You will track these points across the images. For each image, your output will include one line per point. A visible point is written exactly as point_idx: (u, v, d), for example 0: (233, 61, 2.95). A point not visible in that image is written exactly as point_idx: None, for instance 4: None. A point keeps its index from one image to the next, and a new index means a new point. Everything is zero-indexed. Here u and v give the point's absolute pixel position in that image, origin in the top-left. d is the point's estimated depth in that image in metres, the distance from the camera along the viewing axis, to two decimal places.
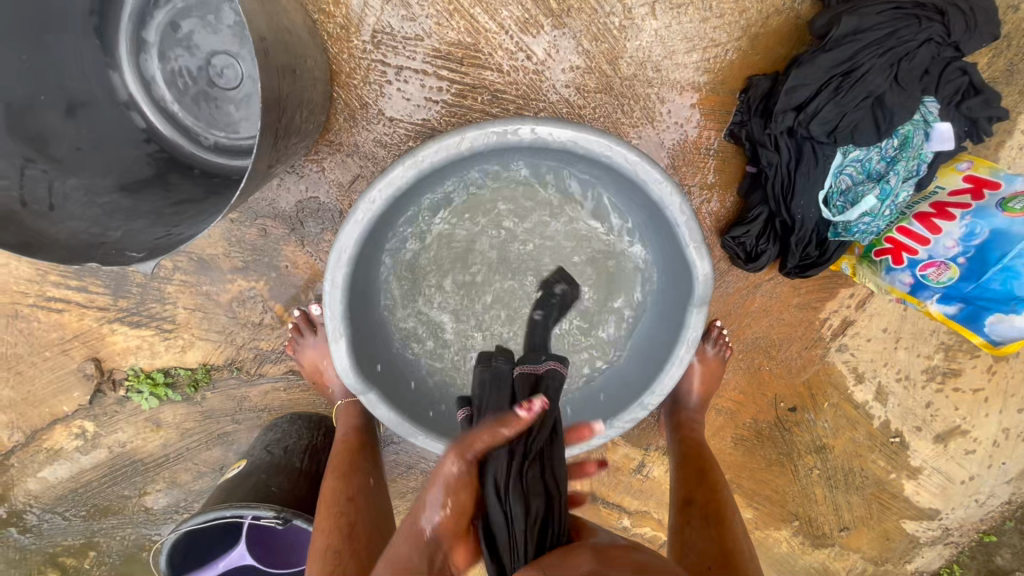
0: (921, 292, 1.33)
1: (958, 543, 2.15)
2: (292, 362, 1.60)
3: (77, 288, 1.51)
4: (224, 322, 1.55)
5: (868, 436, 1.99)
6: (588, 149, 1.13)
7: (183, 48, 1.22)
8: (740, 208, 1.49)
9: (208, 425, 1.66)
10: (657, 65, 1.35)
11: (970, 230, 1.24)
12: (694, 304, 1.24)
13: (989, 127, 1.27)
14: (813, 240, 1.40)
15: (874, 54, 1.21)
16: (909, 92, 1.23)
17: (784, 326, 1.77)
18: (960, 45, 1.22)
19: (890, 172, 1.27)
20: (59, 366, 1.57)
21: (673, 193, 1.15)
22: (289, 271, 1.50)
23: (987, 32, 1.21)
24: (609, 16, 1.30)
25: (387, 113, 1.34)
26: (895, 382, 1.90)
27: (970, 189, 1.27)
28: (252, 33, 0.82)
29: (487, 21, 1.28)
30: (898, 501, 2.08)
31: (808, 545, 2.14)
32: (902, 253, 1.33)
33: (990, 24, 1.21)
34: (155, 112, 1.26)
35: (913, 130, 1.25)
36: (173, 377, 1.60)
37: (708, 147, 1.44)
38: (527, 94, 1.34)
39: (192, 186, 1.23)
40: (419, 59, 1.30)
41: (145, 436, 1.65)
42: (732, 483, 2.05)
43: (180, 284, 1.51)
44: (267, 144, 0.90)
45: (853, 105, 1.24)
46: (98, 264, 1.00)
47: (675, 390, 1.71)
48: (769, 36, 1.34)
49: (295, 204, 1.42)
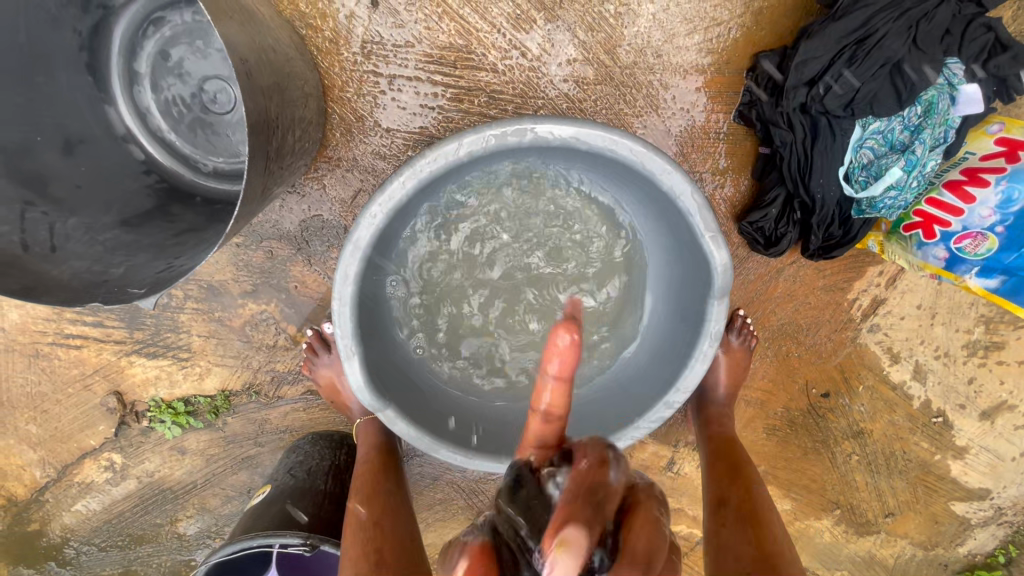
0: (958, 267, 1.25)
1: (1013, 523, 2.04)
2: (309, 382, 1.59)
3: (94, 323, 1.52)
4: (238, 347, 1.55)
5: (908, 417, 1.91)
6: (591, 144, 1.08)
7: (175, 77, 1.22)
8: (755, 191, 1.43)
9: (232, 449, 1.66)
10: (657, 50, 1.30)
11: (1007, 196, 1.15)
12: (714, 295, 1.19)
13: (1020, 84, 1.16)
14: (836, 219, 1.34)
15: (889, 18, 1.15)
16: (931, 54, 1.15)
17: (810, 309, 1.69)
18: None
19: (915, 142, 1.19)
20: (83, 402, 1.58)
21: (684, 183, 1.10)
22: (299, 291, 1.49)
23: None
24: (603, 4, 1.25)
25: (383, 124, 1.31)
26: (933, 359, 1.81)
27: (1004, 154, 1.18)
28: (232, 56, 0.80)
29: (478, 21, 1.24)
30: (945, 483, 1.99)
31: (852, 533, 2.06)
32: (933, 226, 1.26)
33: None
34: (153, 143, 1.25)
35: (938, 94, 1.17)
36: (194, 405, 1.60)
37: (716, 131, 1.38)
38: (525, 92, 1.30)
39: (194, 216, 1.22)
40: (411, 66, 1.26)
41: (172, 465, 1.66)
42: (768, 474, 1.98)
43: (193, 312, 1.51)
44: (258, 167, 0.88)
45: (870, 74, 1.17)
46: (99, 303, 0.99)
47: (701, 384, 1.65)
48: (774, 9, 1.28)
49: (298, 223, 1.41)
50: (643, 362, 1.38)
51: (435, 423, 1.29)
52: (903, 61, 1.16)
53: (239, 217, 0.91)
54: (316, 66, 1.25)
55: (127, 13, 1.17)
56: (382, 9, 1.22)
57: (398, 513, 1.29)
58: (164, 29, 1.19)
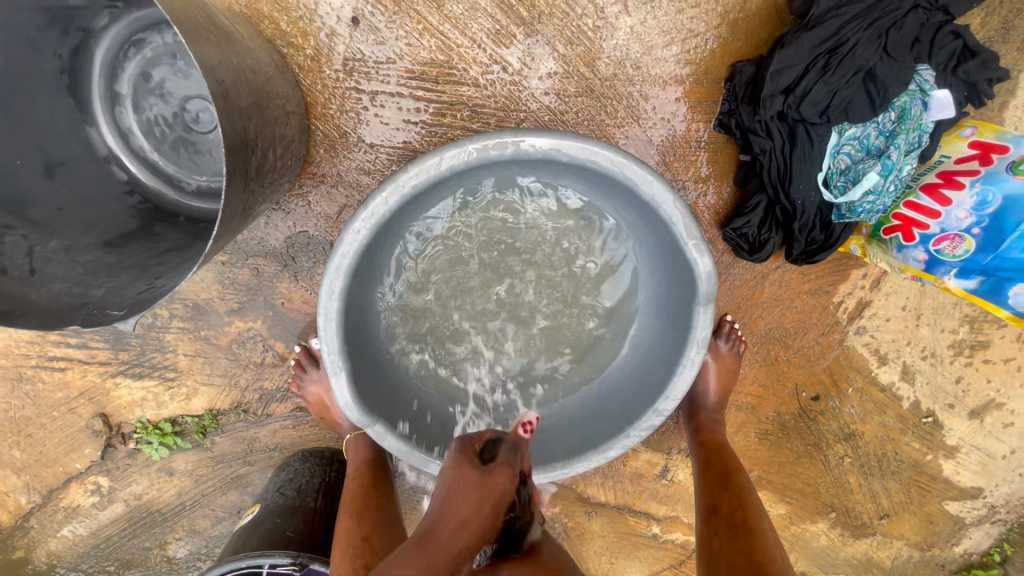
0: (937, 269, 1.27)
1: (1006, 521, 2.05)
2: (299, 399, 1.58)
3: (78, 345, 1.51)
4: (226, 365, 1.54)
5: (898, 418, 1.92)
6: (572, 155, 1.09)
7: (157, 97, 1.22)
8: (737, 198, 1.44)
9: (221, 469, 1.64)
10: (636, 62, 1.32)
11: (982, 198, 1.18)
12: (699, 302, 1.20)
13: (989, 89, 1.20)
14: (817, 224, 1.35)
15: (860, 26, 1.17)
16: (903, 60, 1.17)
17: (797, 313, 1.70)
18: (949, 7, 1.17)
19: (890, 147, 1.21)
20: (68, 425, 1.56)
21: (665, 191, 1.11)
22: (286, 308, 1.48)
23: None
24: (582, 18, 1.27)
25: (367, 140, 1.32)
26: (921, 360, 1.83)
27: (977, 156, 1.21)
28: (208, 78, 0.80)
29: (459, 37, 1.26)
30: (938, 482, 2.00)
31: (848, 536, 2.06)
32: (912, 229, 1.27)
33: None
34: (136, 163, 1.25)
35: (910, 100, 1.20)
36: (181, 426, 1.59)
37: (697, 140, 1.40)
38: (506, 106, 1.32)
39: (177, 235, 1.22)
40: (393, 82, 1.27)
41: (160, 487, 1.64)
42: (762, 479, 1.98)
43: (179, 331, 1.50)
44: (237, 185, 0.88)
45: (844, 80, 1.20)
46: (79, 326, 0.99)
47: (691, 391, 1.66)
48: (749, 19, 1.30)
49: (284, 240, 1.41)
50: (631, 372, 1.38)
51: (423, 435, 1.31)
52: (875, 69, 1.18)
53: (218, 236, 0.91)
54: (298, 84, 1.26)
55: (108, 35, 1.17)
56: (363, 27, 1.23)
57: (388, 528, 1.28)
58: (145, 50, 1.20)
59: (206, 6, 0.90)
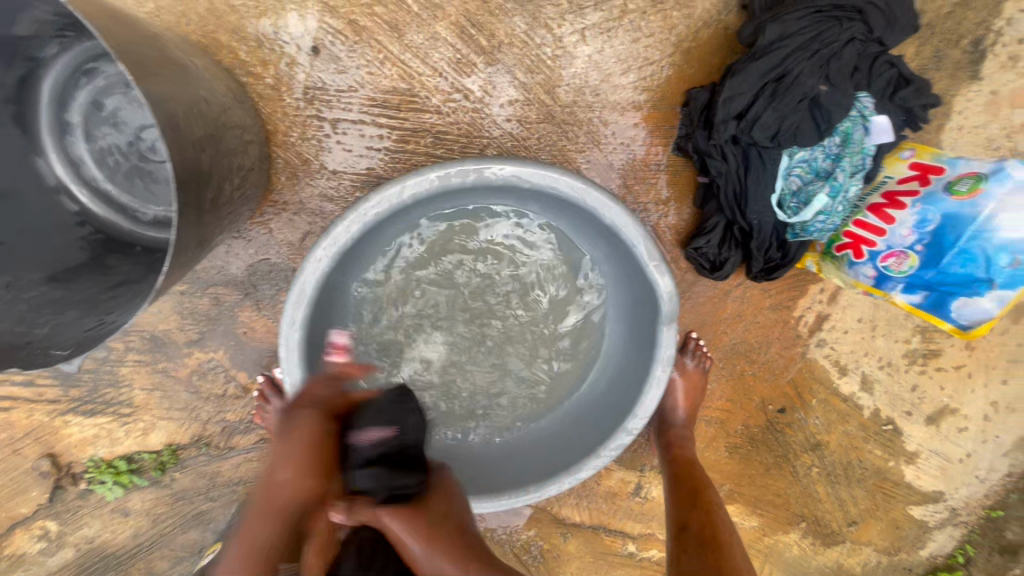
0: (885, 284, 1.33)
1: (967, 523, 2.11)
2: (263, 431, 1.54)
3: (25, 382, 1.44)
4: (185, 399, 1.48)
5: (860, 427, 1.98)
6: (533, 182, 1.11)
7: (110, 126, 1.19)
8: (697, 219, 1.49)
9: (181, 507, 1.58)
10: (595, 89, 1.35)
11: (922, 217, 1.24)
12: (662, 322, 1.22)
13: (924, 114, 1.29)
14: (774, 243, 1.40)
15: (803, 55, 1.23)
16: (845, 88, 1.24)
17: (760, 328, 1.75)
18: (884, 39, 1.25)
19: (836, 169, 1.28)
20: (13, 467, 1.48)
21: (625, 215, 1.14)
22: (248, 337, 1.45)
23: (907, 24, 1.24)
24: (541, 47, 1.30)
25: (330, 167, 1.31)
26: (879, 370, 1.89)
27: (917, 176, 1.28)
28: (157, 113, 0.79)
29: (420, 66, 1.27)
30: (901, 488, 2.06)
31: (819, 545, 2.10)
32: (861, 246, 1.33)
33: (908, 17, 1.25)
34: (88, 193, 1.22)
35: (853, 125, 1.26)
36: (137, 463, 1.52)
37: (656, 163, 1.44)
38: (469, 132, 1.33)
39: (131, 267, 1.18)
40: (355, 110, 1.28)
41: (115, 529, 1.56)
42: (734, 492, 2.01)
43: (135, 365, 1.44)
44: (191, 218, 0.87)
45: (791, 107, 1.25)
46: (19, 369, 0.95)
47: (661, 408, 1.68)
48: (701, 49, 1.36)
49: (246, 268, 1.38)
50: (599, 393, 1.39)
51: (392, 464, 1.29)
52: (820, 96, 1.24)
53: (170, 271, 0.89)
54: (258, 112, 1.25)
55: (58, 66, 1.14)
56: (324, 56, 1.24)
57: None
58: (96, 79, 1.17)
59: (158, 39, 0.89)
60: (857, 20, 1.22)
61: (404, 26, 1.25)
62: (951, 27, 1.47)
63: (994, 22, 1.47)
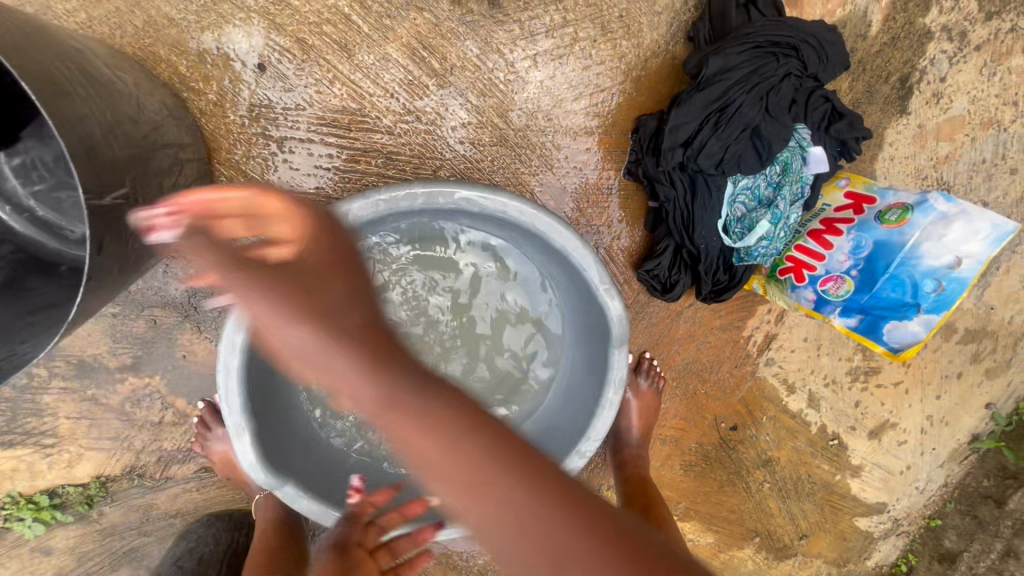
0: (824, 307, 1.35)
1: (908, 532, 2.20)
2: (203, 459, 1.46)
3: None
4: (116, 427, 1.39)
5: (808, 442, 2.04)
6: (481, 206, 1.11)
7: (33, 139, 1.12)
8: (649, 241, 1.52)
9: (110, 543, 1.47)
10: (547, 114, 1.37)
11: (857, 243, 1.31)
12: (613, 345, 1.23)
13: (857, 146, 1.35)
14: (721, 266, 1.44)
15: (745, 87, 1.28)
16: (784, 120, 1.29)
17: (712, 348, 1.79)
18: (818, 75, 1.31)
19: (778, 197, 1.33)
20: None
21: (574, 240, 1.15)
22: (187, 361, 1.38)
23: (839, 62, 1.32)
24: (493, 71, 1.31)
25: (276, 186, 1.28)
26: (824, 387, 1.97)
27: (852, 206, 1.37)
28: (68, 134, 0.75)
29: (371, 86, 1.26)
30: (847, 500, 2.13)
31: (772, 559, 2.14)
32: (802, 270, 1.39)
33: (840, 56, 1.32)
34: (10, 209, 1.15)
35: (792, 155, 1.32)
36: (61, 497, 1.41)
37: (608, 187, 1.47)
38: (422, 153, 1.32)
39: (54, 289, 1.11)
40: (303, 128, 1.25)
41: (35, 570, 1.44)
42: (690, 509, 2.03)
43: (60, 392, 1.35)
44: (111, 243, 0.83)
45: (734, 136, 1.30)
46: None
47: (616, 428, 1.69)
48: (650, 78, 1.40)
49: (185, 289, 1.32)
50: (553, 413, 1.39)
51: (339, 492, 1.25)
52: (761, 126, 1.29)
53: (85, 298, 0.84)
54: (199, 128, 1.21)
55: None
56: (270, 73, 1.21)
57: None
58: None
59: (80, 56, 0.86)
60: (793, 57, 1.29)
61: (354, 46, 1.23)
62: (881, 64, 1.56)
63: (919, 61, 1.57)
